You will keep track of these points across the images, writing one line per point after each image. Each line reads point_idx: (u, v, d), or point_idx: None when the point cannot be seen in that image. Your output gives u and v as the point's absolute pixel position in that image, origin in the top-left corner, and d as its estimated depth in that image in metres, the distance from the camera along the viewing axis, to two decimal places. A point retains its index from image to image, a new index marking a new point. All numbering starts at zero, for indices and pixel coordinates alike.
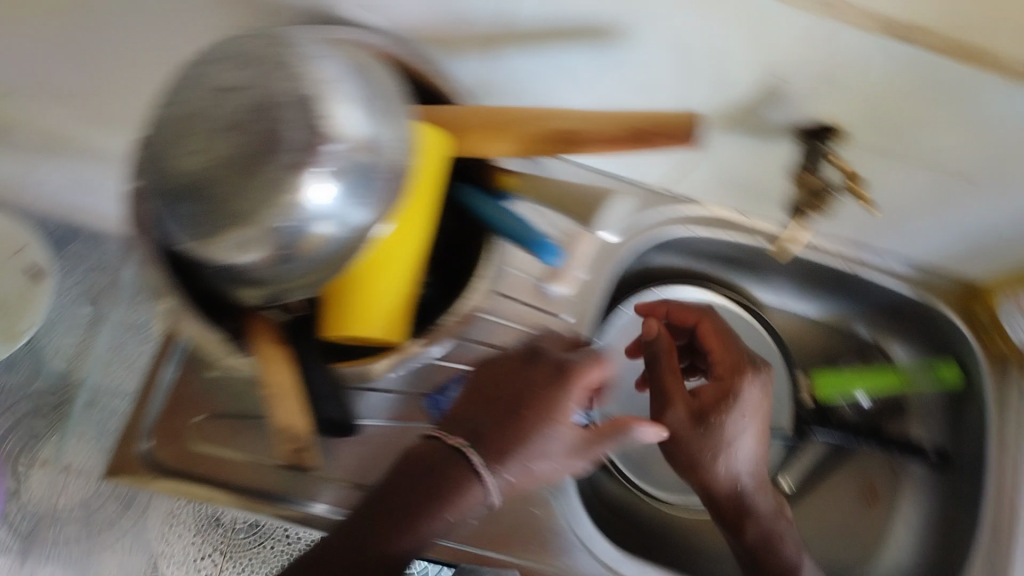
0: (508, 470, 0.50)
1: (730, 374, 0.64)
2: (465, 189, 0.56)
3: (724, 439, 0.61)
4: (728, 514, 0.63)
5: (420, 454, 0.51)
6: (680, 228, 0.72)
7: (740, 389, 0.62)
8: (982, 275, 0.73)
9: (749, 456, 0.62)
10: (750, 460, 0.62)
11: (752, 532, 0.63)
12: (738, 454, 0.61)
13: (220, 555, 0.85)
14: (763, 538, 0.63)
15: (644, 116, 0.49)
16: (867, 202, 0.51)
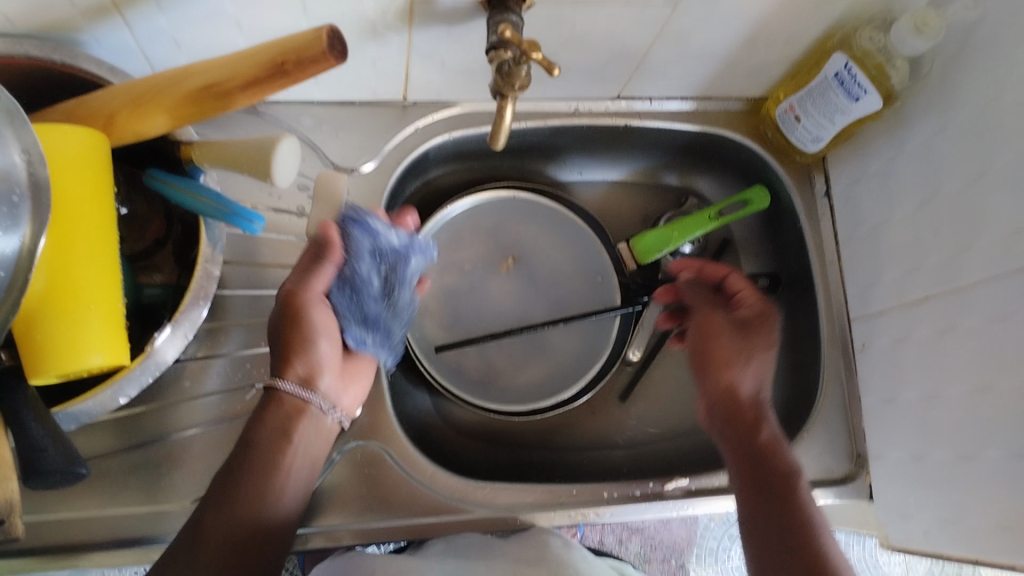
0: (298, 371, 0.53)
1: (751, 302, 0.63)
2: (150, 171, 0.50)
3: (754, 363, 0.59)
4: (741, 424, 0.57)
5: (260, 417, 0.52)
6: (439, 135, 0.68)
7: (758, 326, 0.61)
8: (758, 90, 0.70)
9: (762, 376, 0.59)
10: (765, 374, 0.60)
11: (763, 451, 0.55)
12: (756, 371, 0.59)
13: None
14: (777, 446, 0.55)
15: (277, 44, 0.43)
16: (551, 66, 0.45)
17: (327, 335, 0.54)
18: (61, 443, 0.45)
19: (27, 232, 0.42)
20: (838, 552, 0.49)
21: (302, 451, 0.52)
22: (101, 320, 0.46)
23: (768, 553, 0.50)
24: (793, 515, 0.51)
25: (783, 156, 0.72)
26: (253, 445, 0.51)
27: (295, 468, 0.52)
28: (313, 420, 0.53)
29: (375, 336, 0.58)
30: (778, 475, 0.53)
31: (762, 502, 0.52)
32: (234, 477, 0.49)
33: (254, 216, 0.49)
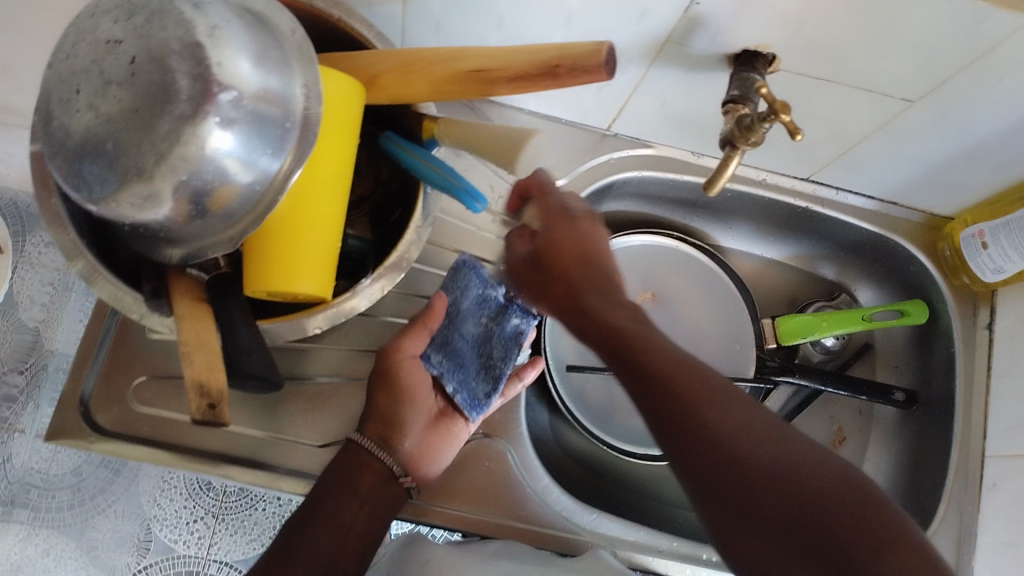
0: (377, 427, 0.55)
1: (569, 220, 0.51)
2: (387, 134, 0.54)
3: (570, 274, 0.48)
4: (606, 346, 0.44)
5: (343, 468, 0.54)
6: (629, 170, 0.70)
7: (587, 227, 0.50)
8: (945, 208, 0.71)
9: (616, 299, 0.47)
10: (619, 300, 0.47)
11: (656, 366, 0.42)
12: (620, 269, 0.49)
13: (212, 518, 0.73)
14: (666, 375, 0.42)
15: (556, 49, 0.46)
16: (792, 129, 0.47)
17: (409, 398, 0.56)
18: (264, 354, 0.49)
19: (287, 160, 0.46)
20: (748, 427, 0.40)
21: (370, 507, 0.53)
22: (321, 252, 0.50)
23: (678, 453, 0.41)
24: (669, 393, 0.41)
25: (953, 277, 0.72)
26: (318, 504, 0.52)
27: (360, 520, 0.52)
28: (382, 485, 0.54)
29: (452, 369, 0.59)
30: (634, 357, 0.43)
31: (657, 410, 0.41)
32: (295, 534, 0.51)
33: (478, 197, 0.53)
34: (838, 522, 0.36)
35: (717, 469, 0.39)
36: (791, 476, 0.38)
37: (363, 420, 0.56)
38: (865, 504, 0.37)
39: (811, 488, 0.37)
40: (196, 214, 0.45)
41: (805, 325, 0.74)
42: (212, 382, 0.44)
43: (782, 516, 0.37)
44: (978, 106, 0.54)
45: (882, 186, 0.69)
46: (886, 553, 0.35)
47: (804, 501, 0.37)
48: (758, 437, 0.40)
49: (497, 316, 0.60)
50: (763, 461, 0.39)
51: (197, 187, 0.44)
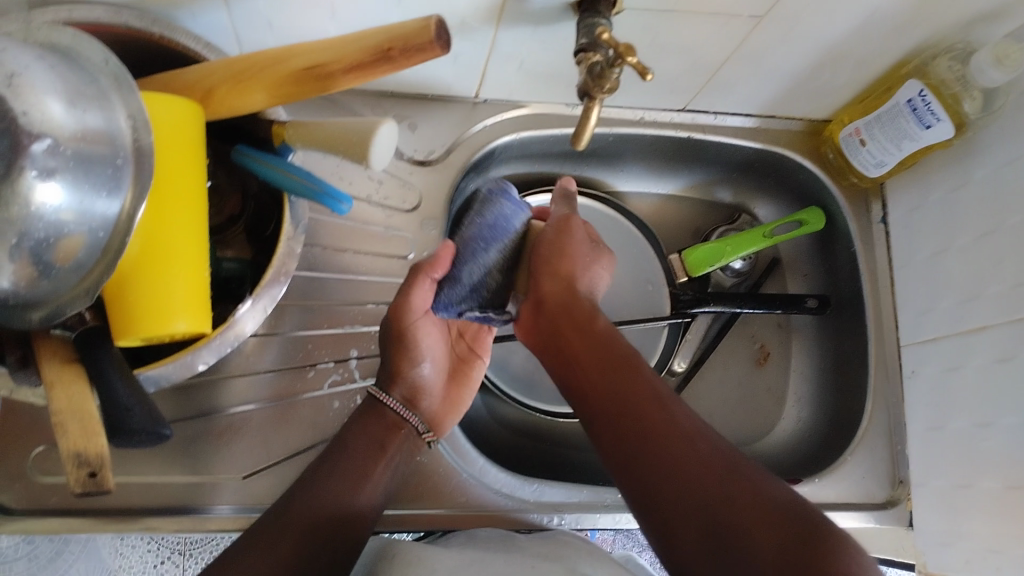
0: (402, 388, 0.59)
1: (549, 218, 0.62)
2: (237, 148, 0.52)
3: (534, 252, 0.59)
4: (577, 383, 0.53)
5: (359, 429, 0.56)
6: (508, 134, 0.69)
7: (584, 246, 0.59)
8: (821, 112, 0.71)
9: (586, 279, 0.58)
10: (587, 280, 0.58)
11: (612, 345, 0.53)
12: (596, 277, 0.59)
13: (179, 555, 0.69)
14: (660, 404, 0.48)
15: (385, 32, 0.44)
16: (643, 71, 0.46)
17: (429, 356, 0.60)
18: (143, 402, 0.45)
19: (128, 198, 0.43)
20: (689, 431, 0.46)
21: (393, 460, 0.57)
22: (189, 288, 0.47)
23: (628, 470, 0.47)
24: (641, 425, 0.48)
25: (841, 179, 0.72)
26: (332, 465, 0.54)
27: (376, 476, 0.55)
28: (405, 441, 0.58)
29: (472, 304, 0.57)
30: (620, 390, 0.50)
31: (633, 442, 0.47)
32: (315, 487, 0.52)
33: (342, 197, 0.51)
34: (747, 502, 0.42)
35: (653, 453, 0.46)
36: (714, 464, 0.44)
37: (382, 377, 0.59)
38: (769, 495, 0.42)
39: (722, 471, 0.44)
40: (41, 274, 0.42)
41: (712, 252, 0.74)
42: (91, 449, 0.43)
43: (690, 500, 0.43)
44: (828, 9, 0.54)
45: (756, 102, 0.69)
46: (779, 524, 0.40)
47: (720, 480, 0.43)
48: (686, 449, 0.45)
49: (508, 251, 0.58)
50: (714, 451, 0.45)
51: (33, 248, 0.41)
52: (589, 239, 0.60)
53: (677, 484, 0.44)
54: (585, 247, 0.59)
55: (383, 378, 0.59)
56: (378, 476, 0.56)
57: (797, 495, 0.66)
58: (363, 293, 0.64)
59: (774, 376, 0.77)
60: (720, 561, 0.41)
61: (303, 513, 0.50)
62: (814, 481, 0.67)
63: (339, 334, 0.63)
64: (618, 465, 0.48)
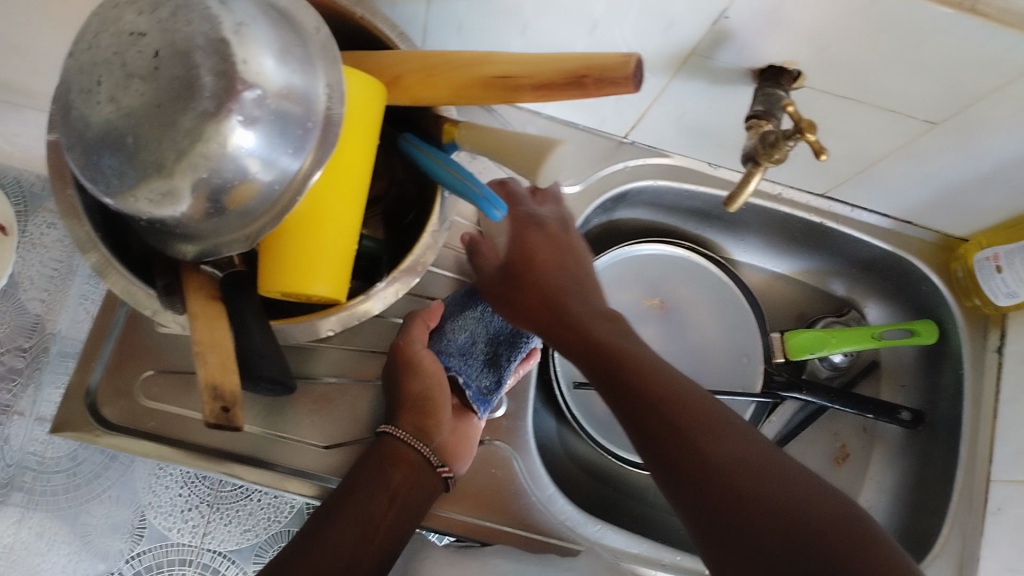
0: (412, 421, 0.56)
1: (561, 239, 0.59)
2: (404, 136, 0.54)
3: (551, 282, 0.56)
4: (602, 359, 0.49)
5: (378, 457, 0.54)
6: (645, 179, 0.70)
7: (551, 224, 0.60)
8: (959, 229, 0.70)
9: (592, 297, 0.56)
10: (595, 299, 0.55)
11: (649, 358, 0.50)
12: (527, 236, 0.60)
13: (207, 506, 0.70)
14: (675, 396, 0.45)
15: (584, 59, 0.45)
16: (818, 148, 0.47)
17: (437, 391, 0.57)
18: (275, 354, 0.48)
19: (308, 161, 0.45)
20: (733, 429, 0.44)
21: (406, 488, 0.54)
22: (339, 254, 0.49)
23: (652, 447, 0.44)
24: (665, 416, 0.45)
25: (964, 299, 0.71)
26: (352, 495, 0.52)
27: (394, 505, 0.53)
28: (417, 475, 0.55)
29: (458, 360, 0.61)
30: (641, 383, 0.46)
31: (658, 427, 0.45)
32: (330, 515, 0.51)
33: (496, 202, 0.51)
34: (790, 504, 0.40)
35: (688, 442, 0.43)
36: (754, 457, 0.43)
37: (396, 410, 0.56)
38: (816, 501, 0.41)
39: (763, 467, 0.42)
40: (214, 212, 0.44)
41: (818, 341, 0.73)
42: (227, 385, 0.44)
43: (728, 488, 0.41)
44: (1003, 130, 0.54)
45: (896, 204, 0.68)
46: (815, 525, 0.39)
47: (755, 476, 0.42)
48: (716, 433, 0.44)
49: (511, 340, 0.63)
50: (732, 443, 0.43)
51: (214, 187, 0.43)
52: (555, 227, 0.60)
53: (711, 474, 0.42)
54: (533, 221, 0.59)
55: (392, 411, 0.56)
56: (390, 510, 0.53)
57: None
58: None
59: (849, 478, 0.75)
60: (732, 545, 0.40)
61: (330, 543, 0.49)
62: None
63: None
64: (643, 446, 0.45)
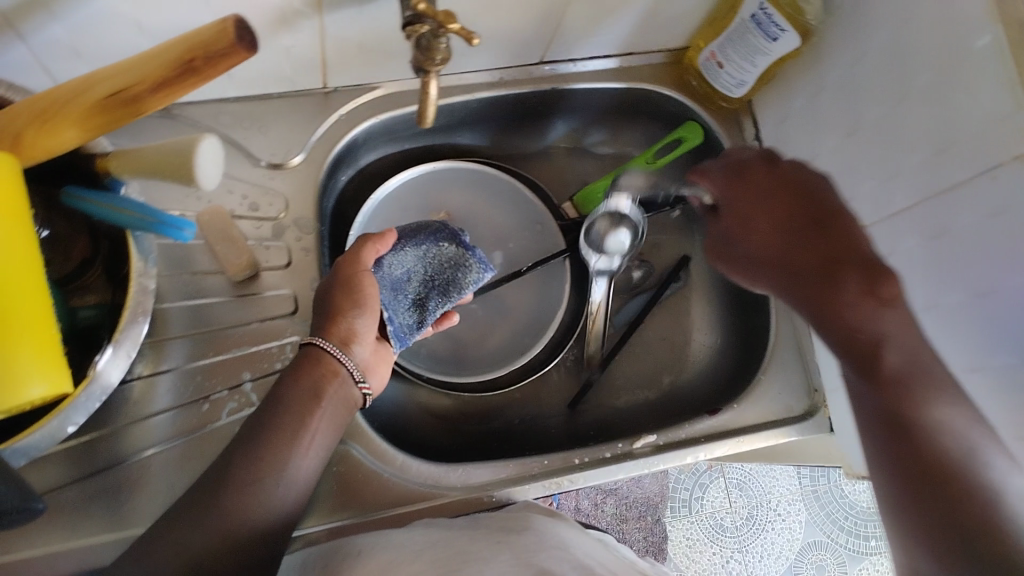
0: (340, 332, 0.54)
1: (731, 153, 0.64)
2: (67, 190, 0.47)
3: (798, 172, 0.58)
4: (868, 355, 0.49)
5: (307, 366, 0.53)
6: (368, 120, 0.66)
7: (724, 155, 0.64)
8: (679, 41, 0.71)
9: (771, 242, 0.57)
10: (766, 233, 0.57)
11: (858, 248, 0.53)
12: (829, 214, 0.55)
13: None
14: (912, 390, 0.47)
15: (184, 41, 0.41)
16: (468, 36, 0.44)
17: (368, 308, 0.56)
18: (12, 481, 0.41)
19: None
20: (947, 412, 0.45)
21: (324, 419, 0.52)
22: (37, 350, 0.44)
23: (871, 426, 0.48)
24: (885, 386, 0.47)
25: (709, 103, 0.73)
26: (280, 416, 0.50)
27: (317, 436, 0.51)
28: (342, 390, 0.53)
29: (390, 296, 0.61)
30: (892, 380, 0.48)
31: (930, 468, 0.44)
32: (249, 448, 0.49)
33: (183, 223, 0.49)
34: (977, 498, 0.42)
35: (891, 392, 0.47)
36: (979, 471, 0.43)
37: (322, 324, 0.55)
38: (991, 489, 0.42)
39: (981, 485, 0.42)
40: None
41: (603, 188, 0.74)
42: None
43: (943, 478, 0.43)
44: None
45: (612, 41, 0.68)
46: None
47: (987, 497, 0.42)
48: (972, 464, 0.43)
49: (444, 293, 0.64)
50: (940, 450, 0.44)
51: None
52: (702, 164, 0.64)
53: (959, 465, 0.43)
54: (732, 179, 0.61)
55: (320, 325, 0.55)
56: (315, 440, 0.51)
57: (719, 423, 0.67)
58: (247, 312, 0.61)
59: (679, 314, 0.78)
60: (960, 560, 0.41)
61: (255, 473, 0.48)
62: (732, 407, 0.67)
63: (229, 359, 0.60)
64: (894, 448, 0.46)
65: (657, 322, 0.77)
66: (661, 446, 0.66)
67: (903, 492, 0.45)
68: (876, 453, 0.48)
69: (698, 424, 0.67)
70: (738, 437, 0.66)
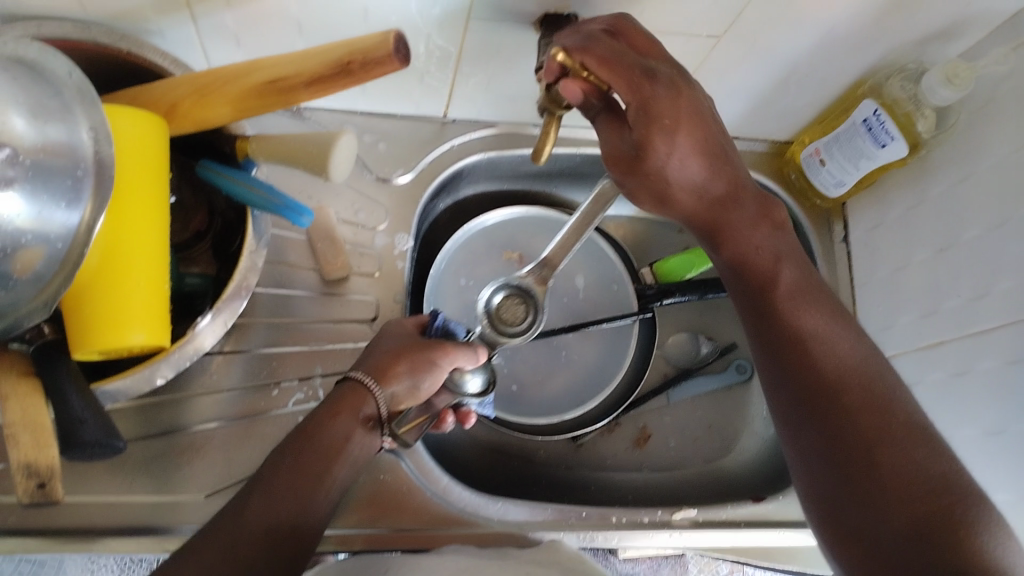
0: (394, 387, 0.55)
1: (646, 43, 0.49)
2: (201, 162, 0.51)
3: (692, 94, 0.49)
4: (751, 282, 0.53)
5: (346, 405, 0.53)
6: (476, 154, 0.69)
7: (646, 50, 0.49)
8: (784, 133, 0.73)
9: (689, 159, 0.50)
10: (693, 151, 0.50)
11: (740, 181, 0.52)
12: (682, 151, 0.50)
13: None
14: (797, 309, 0.52)
15: (346, 46, 0.44)
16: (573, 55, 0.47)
17: (430, 379, 0.56)
18: (99, 416, 0.45)
19: (88, 209, 0.41)
20: (829, 326, 0.51)
21: (347, 462, 0.52)
22: (147, 302, 0.47)
23: (761, 339, 0.53)
24: (776, 300, 0.52)
25: (804, 200, 0.74)
26: (311, 448, 0.50)
27: (337, 476, 0.51)
28: (365, 439, 0.53)
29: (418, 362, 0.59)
30: (778, 315, 0.52)
31: (838, 422, 0.47)
32: (292, 466, 0.49)
33: (304, 209, 0.51)
34: (891, 444, 0.45)
35: (788, 331, 0.51)
36: (864, 386, 0.48)
37: (373, 372, 0.54)
38: (878, 397, 0.48)
39: (865, 399, 0.47)
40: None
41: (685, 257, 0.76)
42: (41, 459, 0.45)
43: (829, 394, 0.48)
44: (785, 28, 0.56)
45: (720, 122, 0.70)
46: (912, 489, 0.43)
47: (869, 410, 0.47)
48: (874, 413, 0.47)
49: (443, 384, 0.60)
50: (856, 392, 0.48)
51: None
52: (588, 33, 0.47)
53: (854, 411, 0.47)
54: (625, 68, 0.46)
55: (370, 368, 0.55)
56: (342, 469, 0.51)
57: (762, 511, 0.67)
58: (330, 311, 0.63)
59: (739, 396, 0.78)
60: (866, 516, 0.45)
61: (292, 497, 0.48)
62: (777, 498, 0.67)
63: (304, 352, 0.62)
64: (795, 391, 0.50)
65: (715, 401, 0.77)
66: (702, 524, 0.65)
67: (814, 440, 0.48)
68: (789, 412, 0.50)
69: (742, 508, 0.66)
70: (780, 528, 0.66)
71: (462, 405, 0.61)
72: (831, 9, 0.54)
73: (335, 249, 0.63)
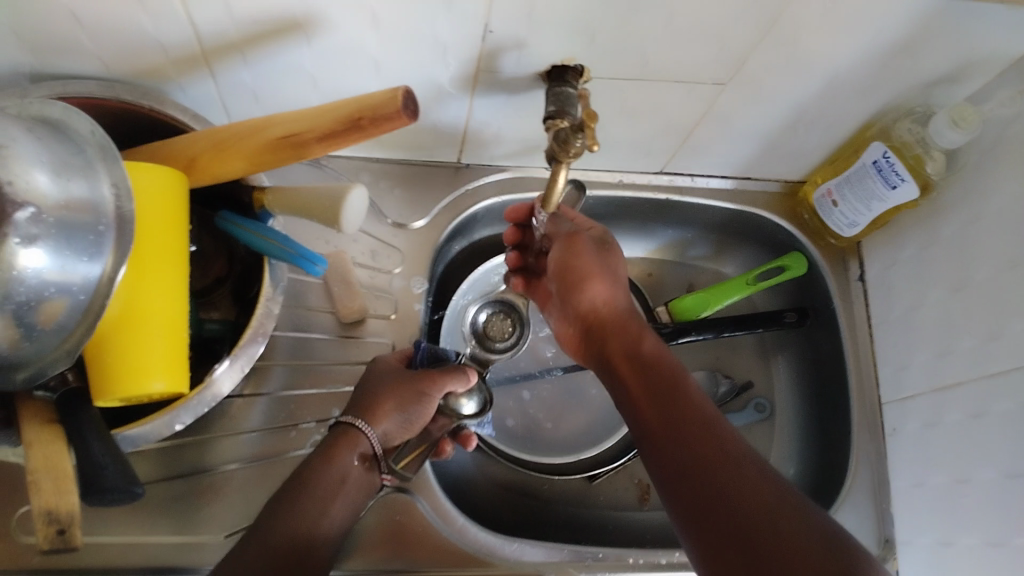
0: (388, 423, 0.56)
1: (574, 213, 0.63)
2: (221, 214, 0.53)
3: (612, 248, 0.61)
4: (659, 398, 0.51)
5: (343, 444, 0.54)
6: (489, 198, 0.71)
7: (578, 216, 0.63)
8: (796, 174, 0.73)
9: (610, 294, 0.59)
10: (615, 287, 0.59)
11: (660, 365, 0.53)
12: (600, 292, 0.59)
13: None
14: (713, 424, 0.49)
15: (356, 103, 0.46)
16: (589, 143, 0.49)
17: (423, 411, 0.58)
18: (118, 461, 0.46)
19: (110, 261, 0.42)
20: (740, 442, 0.48)
21: (346, 499, 0.53)
22: (167, 350, 0.48)
23: (660, 453, 0.49)
24: (689, 413, 0.49)
25: (818, 239, 0.74)
26: (309, 486, 0.51)
27: (335, 514, 0.52)
28: (363, 475, 0.55)
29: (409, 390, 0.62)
30: (684, 425, 0.49)
31: (733, 532, 0.43)
32: (289, 505, 0.50)
33: (317, 258, 0.53)
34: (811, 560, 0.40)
35: (697, 438, 0.48)
36: (759, 489, 0.44)
37: (363, 411, 0.56)
38: (799, 510, 0.43)
39: (778, 508, 0.43)
40: (24, 336, 0.41)
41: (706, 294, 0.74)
42: (62, 507, 0.45)
43: (714, 495, 0.45)
44: (789, 75, 0.57)
45: (731, 164, 0.71)
46: None
47: (790, 524, 0.42)
48: (793, 523, 0.42)
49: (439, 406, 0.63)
50: (775, 502, 0.43)
51: (16, 310, 0.40)
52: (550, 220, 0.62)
53: (777, 522, 0.42)
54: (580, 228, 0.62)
55: (361, 408, 0.56)
56: (340, 507, 0.53)
57: None
58: (347, 353, 0.65)
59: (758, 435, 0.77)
60: None
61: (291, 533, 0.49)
62: None
63: (322, 394, 0.63)
64: (689, 500, 0.46)
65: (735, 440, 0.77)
66: None
67: (716, 552, 0.43)
68: (688, 522, 0.45)
69: None
70: None
71: (461, 430, 0.65)
72: (834, 57, 0.55)
73: (351, 293, 0.64)
